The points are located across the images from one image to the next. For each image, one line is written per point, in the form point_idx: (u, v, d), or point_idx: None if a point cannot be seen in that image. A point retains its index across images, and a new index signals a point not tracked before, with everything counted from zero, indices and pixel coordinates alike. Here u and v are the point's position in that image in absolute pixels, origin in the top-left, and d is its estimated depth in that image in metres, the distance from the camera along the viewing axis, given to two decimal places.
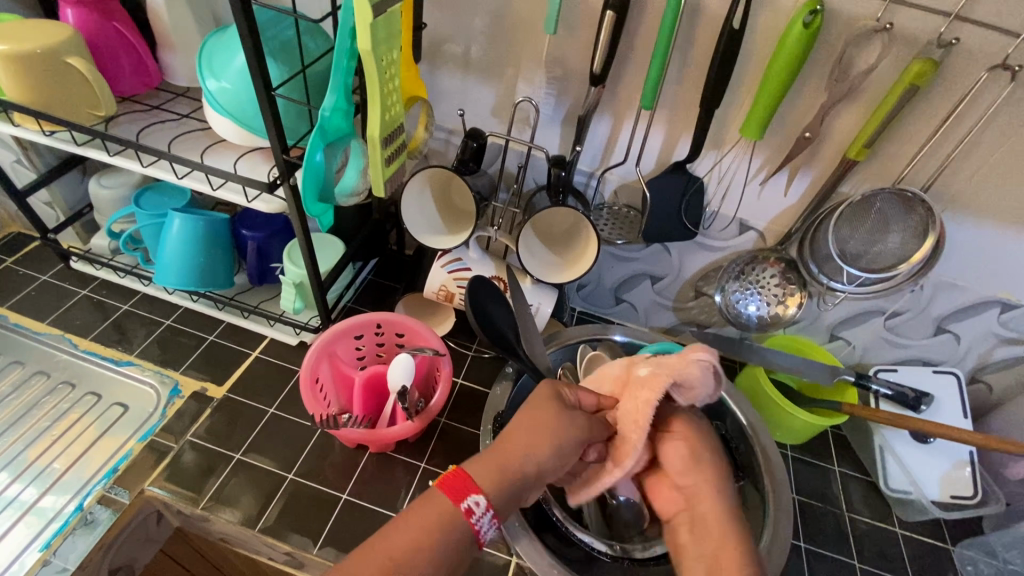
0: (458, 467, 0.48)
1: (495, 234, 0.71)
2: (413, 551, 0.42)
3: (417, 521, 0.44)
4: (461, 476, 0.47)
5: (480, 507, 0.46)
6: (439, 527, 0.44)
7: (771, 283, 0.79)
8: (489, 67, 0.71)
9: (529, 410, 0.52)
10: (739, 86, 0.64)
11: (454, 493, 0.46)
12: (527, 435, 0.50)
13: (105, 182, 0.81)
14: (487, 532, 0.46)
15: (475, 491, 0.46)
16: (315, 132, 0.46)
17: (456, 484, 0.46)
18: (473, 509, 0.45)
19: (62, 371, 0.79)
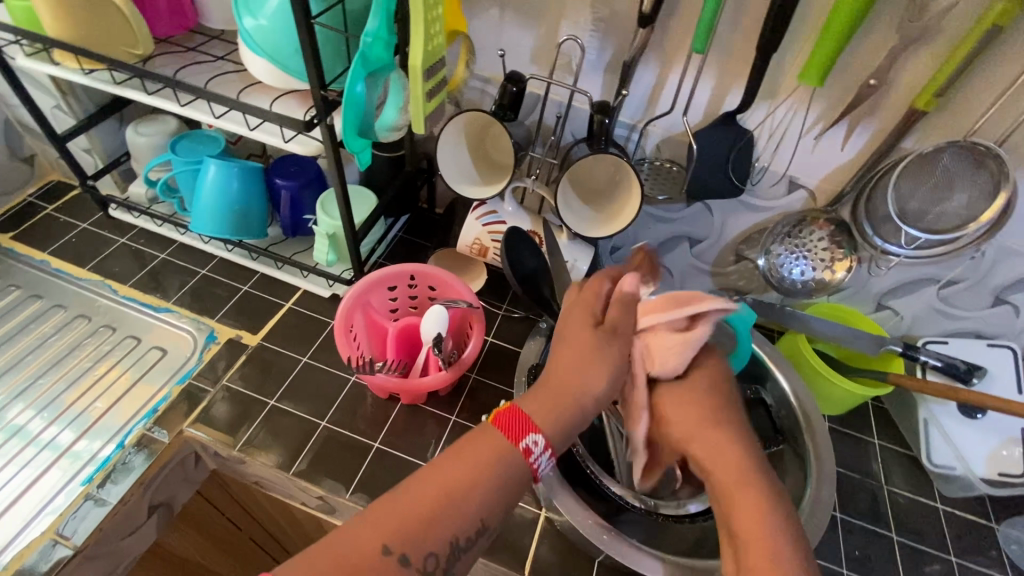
0: (513, 404, 0.46)
1: (532, 185, 0.69)
2: (463, 490, 0.42)
3: (468, 457, 0.43)
4: (514, 412, 0.46)
5: (539, 447, 0.45)
6: (490, 466, 0.43)
7: (820, 246, 0.75)
8: (532, 8, 0.67)
9: (567, 338, 0.50)
10: (801, 27, 0.60)
11: (509, 430, 0.45)
12: (576, 361, 0.48)
13: (143, 130, 0.81)
14: (544, 470, 0.46)
15: (531, 430, 0.45)
16: (357, 59, 0.44)
17: (509, 419, 0.45)
18: (531, 449, 0.44)
19: (102, 316, 0.80)
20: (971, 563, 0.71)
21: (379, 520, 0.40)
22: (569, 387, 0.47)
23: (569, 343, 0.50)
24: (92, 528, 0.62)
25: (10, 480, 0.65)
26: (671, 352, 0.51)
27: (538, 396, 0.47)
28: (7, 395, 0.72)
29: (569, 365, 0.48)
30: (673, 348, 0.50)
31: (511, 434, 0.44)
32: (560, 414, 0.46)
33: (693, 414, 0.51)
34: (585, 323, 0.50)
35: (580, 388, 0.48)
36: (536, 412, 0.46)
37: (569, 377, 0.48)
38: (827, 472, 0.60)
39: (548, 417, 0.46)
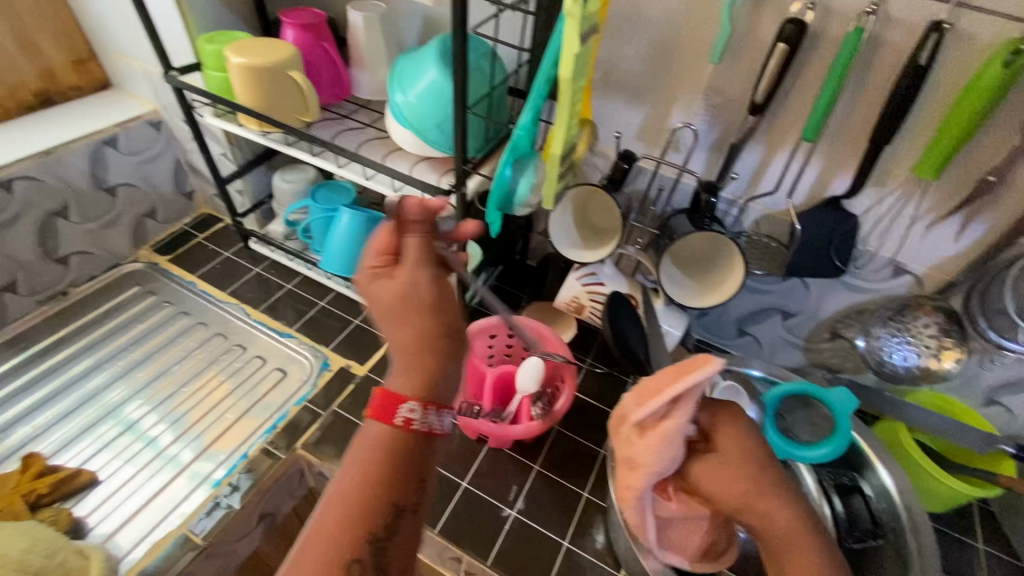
0: (377, 388, 0.41)
1: (634, 253, 0.74)
2: (370, 490, 0.38)
3: (358, 464, 0.39)
4: (383, 394, 0.41)
5: (416, 412, 0.40)
6: (384, 459, 0.40)
7: (926, 333, 0.73)
8: (646, 91, 0.73)
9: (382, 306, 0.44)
10: (917, 124, 0.61)
11: (383, 418, 0.40)
12: (398, 321, 0.43)
13: (288, 177, 0.93)
14: (442, 424, 0.42)
15: (402, 399, 0.40)
16: (507, 149, 0.50)
17: (381, 404, 0.41)
18: (411, 420, 0.40)
19: (236, 335, 0.90)
20: None
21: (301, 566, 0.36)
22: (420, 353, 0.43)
23: (385, 323, 0.43)
24: (216, 527, 0.69)
25: (149, 481, 0.74)
26: (657, 446, 0.48)
27: (400, 370, 0.43)
28: (150, 402, 0.81)
29: (407, 336, 0.43)
30: (659, 440, 0.48)
31: (386, 420, 0.40)
32: (421, 378, 0.42)
33: (704, 469, 0.48)
34: (391, 298, 0.44)
35: (428, 334, 0.43)
36: (403, 382, 0.42)
37: (411, 339, 0.43)
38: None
39: (414, 377, 0.42)
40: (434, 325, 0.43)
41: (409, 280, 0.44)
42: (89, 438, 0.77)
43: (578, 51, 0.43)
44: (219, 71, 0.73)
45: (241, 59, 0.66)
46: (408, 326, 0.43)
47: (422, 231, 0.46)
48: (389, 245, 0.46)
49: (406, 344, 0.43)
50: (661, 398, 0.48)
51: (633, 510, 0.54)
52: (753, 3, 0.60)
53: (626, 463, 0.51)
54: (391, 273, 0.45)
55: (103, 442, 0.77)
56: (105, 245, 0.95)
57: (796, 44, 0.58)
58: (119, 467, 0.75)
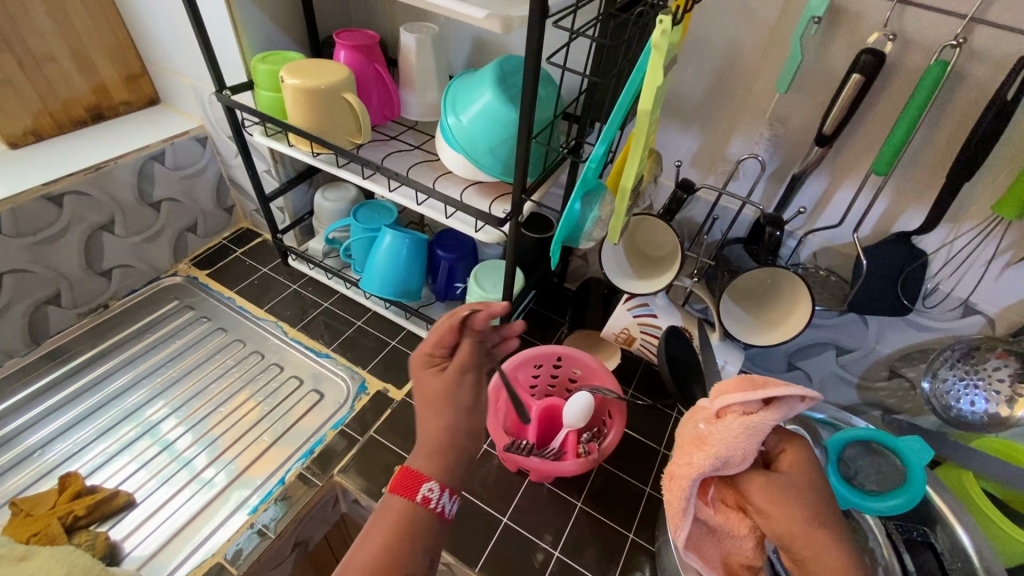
0: (404, 465, 0.46)
1: (692, 284, 0.71)
2: (387, 559, 0.43)
3: (379, 529, 0.44)
4: (404, 472, 0.46)
5: (435, 492, 0.45)
6: (400, 529, 0.44)
7: (996, 377, 0.70)
8: (703, 117, 0.71)
9: (424, 397, 0.49)
10: (999, 161, 0.58)
11: (403, 493, 0.45)
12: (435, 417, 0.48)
13: (329, 195, 0.93)
14: (450, 507, 0.47)
15: (421, 480, 0.45)
16: (579, 181, 0.48)
17: (401, 481, 0.46)
18: (430, 497, 0.45)
19: (273, 354, 0.89)
20: None
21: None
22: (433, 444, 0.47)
23: (426, 411, 0.48)
24: (254, 555, 0.67)
25: (184, 504, 0.72)
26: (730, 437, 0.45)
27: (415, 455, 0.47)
28: (187, 421, 0.81)
29: (434, 423, 0.48)
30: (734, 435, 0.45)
31: (405, 495, 0.45)
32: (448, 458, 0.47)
33: (760, 485, 0.45)
34: (430, 389, 0.49)
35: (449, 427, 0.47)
36: (419, 463, 0.46)
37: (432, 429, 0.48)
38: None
39: (431, 461, 0.46)
40: (455, 420, 0.48)
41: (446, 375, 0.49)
42: (125, 459, 0.76)
43: (662, 82, 0.42)
44: (271, 91, 0.73)
45: (296, 81, 0.66)
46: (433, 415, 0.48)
47: (476, 338, 0.52)
48: (444, 342, 0.51)
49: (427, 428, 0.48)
50: (748, 394, 0.45)
51: (673, 492, 0.49)
52: (825, 32, 0.58)
53: (697, 438, 0.48)
54: (436, 367, 0.50)
55: (139, 461, 0.76)
56: (147, 258, 0.96)
57: (872, 75, 0.56)
58: (155, 488, 0.73)
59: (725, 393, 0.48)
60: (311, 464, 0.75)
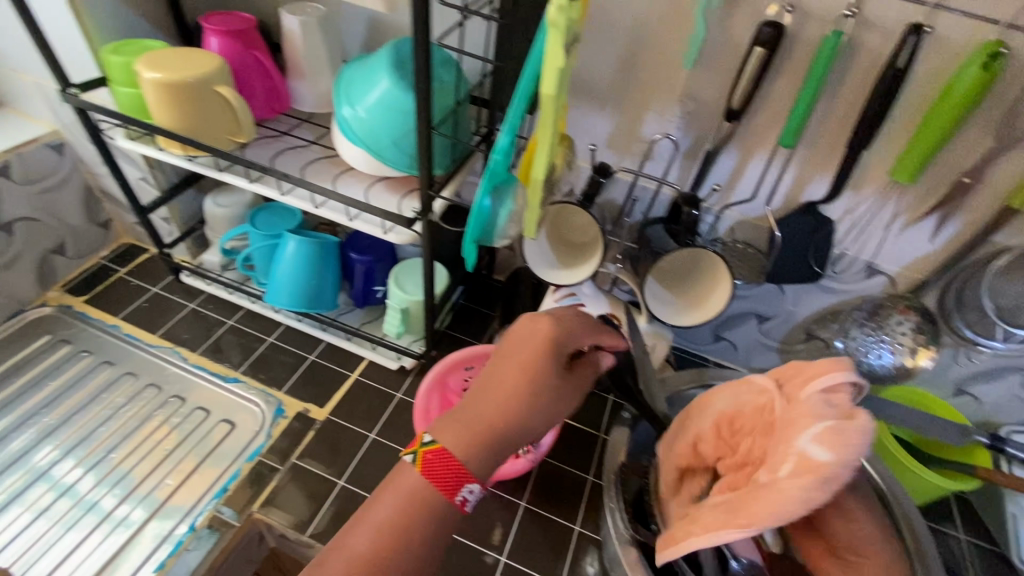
0: (441, 446, 0.48)
1: (616, 270, 0.69)
2: (393, 529, 0.46)
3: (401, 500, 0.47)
4: (441, 454, 0.47)
5: (472, 495, 0.47)
6: (408, 511, 0.46)
7: (900, 332, 0.73)
8: (614, 97, 0.68)
9: (510, 360, 0.51)
10: (894, 127, 0.60)
11: (432, 479, 0.47)
12: (500, 389, 0.50)
13: (221, 201, 0.83)
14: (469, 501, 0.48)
15: (465, 480, 0.47)
16: (484, 176, 0.45)
17: (432, 466, 0.47)
18: (465, 495, 0.47)
19: (172, 385, 0.79)
20: None
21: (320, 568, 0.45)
22: (491, 418, 0.49)
23: (505, 375, 0.51)
24: None
25: (95, 551, 0.65)
26: (827, 430, 0.44)
27: (455, 428, 0.48)
28: (79, 467, 0.71)
29: (507, 394, 0.50)
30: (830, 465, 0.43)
31: (441, 486, 0.46)
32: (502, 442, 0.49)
33: None
34: (524, 361, 0.51)
35: (507, 419, 0.49)
36: (459, 445, 0.47)
37: (502, 399, 0.50)
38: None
39: (473, 452, 0.47)
40: (532, 421, 0.50)
41: (556, 374, 0.51)
42: (17, 512, 0.67)
43: (563, 62, 0.38)
44: (130, 87, 0.63)
45: (157, 75, 0.57)
46: (510, 394, 0.50)
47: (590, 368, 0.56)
48: (580, 342, 0.54)
49: (498, 392, 0.50)
50: (836, 377, 0.47)
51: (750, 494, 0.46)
52: (727, 5, 0.57)
53: (830, 434, 0.43)
54: (556, 357, 0.52)
55: (30, 514, 0.66)
56: (4, 290, 0.82)
57: (774, 48, 0.56)
58: (50, 546, 0.65)
59: (810, 377, 0.48)
60: (227, 501, 0.68)
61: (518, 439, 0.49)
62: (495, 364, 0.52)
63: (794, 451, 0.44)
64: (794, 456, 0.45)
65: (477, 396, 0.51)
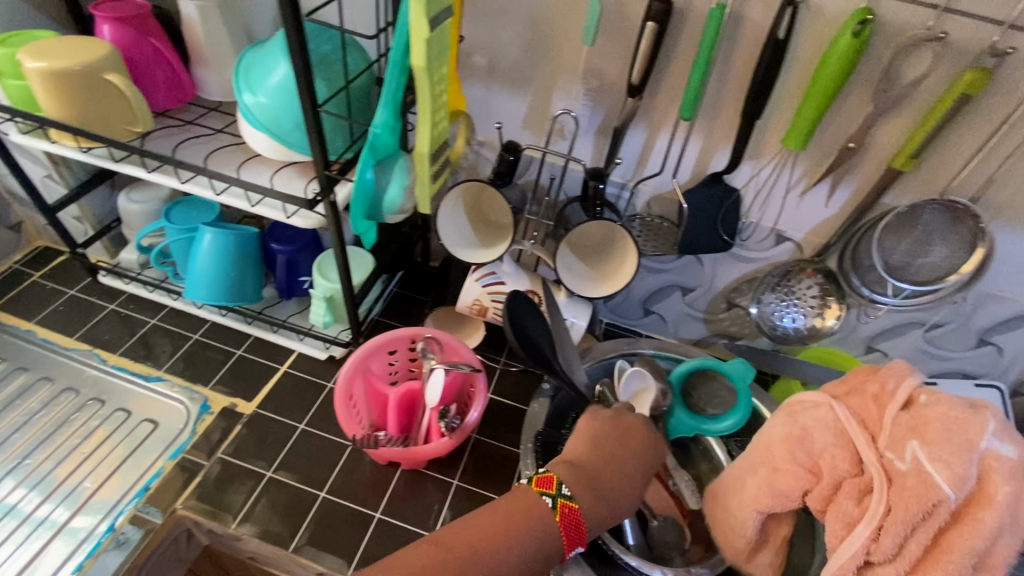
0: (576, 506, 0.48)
1: (530, 248, 0.70)
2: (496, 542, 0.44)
3: (509, 527, 0.45)
4: (575, 514, 0.48)
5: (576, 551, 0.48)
6: (519, 538, 0.45)
7: (809, 295, 0.77)
8: (524, 78, 0.70)
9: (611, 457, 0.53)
10: (783, 97, 0.63)
11: (563, 532, 0.47)
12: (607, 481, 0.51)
13: (135, 197, 0.81)
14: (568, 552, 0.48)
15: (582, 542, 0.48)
16: (365, 150, 0.46)
17: (567, 520, 0.47)
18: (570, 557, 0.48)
19: (90, 388, 0.78)
20: None
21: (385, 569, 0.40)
22: (608, 493, 0.51)
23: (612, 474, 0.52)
24: None
25: (13, 553, 0.64)
26: (973, 429, 0.43)
27: (581, 481, 0.50)
28: None
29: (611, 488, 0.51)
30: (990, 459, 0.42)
31: (565, 537, 0.47)
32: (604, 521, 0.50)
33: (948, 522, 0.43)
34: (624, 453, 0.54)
35: (616, 504, 0.51)
36: (586, 501, 0.49)
37: (608, 484, 0.51)
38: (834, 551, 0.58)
39: (596, 518, 0.49)
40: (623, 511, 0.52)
41: (649, 471, 0.55)
42: None
43: (429, 33, 0.39)
44: (17, 79, 0.60)
45: (40, 64, 0.56)
46: (620, 480, 0.52)
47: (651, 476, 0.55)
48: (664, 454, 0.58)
49: (615, 476, 0.52)
50: (907, 380, 0.48)
51: (898, 509, 0.43)
52: None
53: (958, 423, 0.43)
54: (653, 454, 0.56)
55: None
56: None
57: (664, 22, 0.57)
58: None
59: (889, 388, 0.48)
60: (149, 500, 0.67)
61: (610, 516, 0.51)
62: (608, 441, 0.55)
63: (952, 443, 0.42)
64: (957, 470, 0.41)
65: (596, 466, 0.52)
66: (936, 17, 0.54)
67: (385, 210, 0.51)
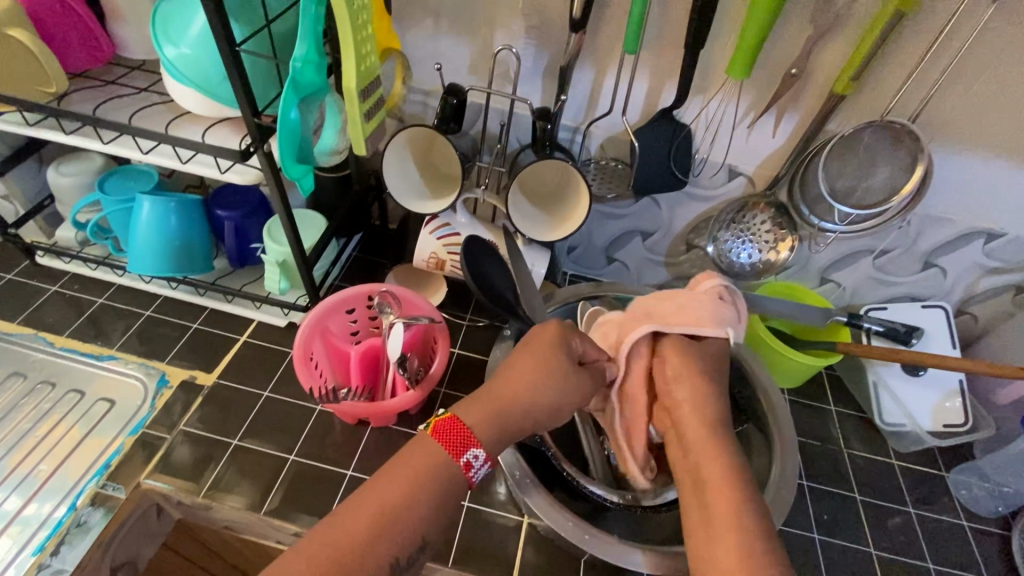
0: (454, 415, 0.49)
1: (482, 195, 0.69)
2: (409, 495, 0.44)
3: (408, 468, 0.45)
4: (454, 421, 0.48)
5: (478, 460, 0.47)
6: (426, 475, 0.45)
7: (763, 229, 0.78)
8: (465, 21, 0.67)
9: (524, 357, 0.52)
10: (724, 25, 0.62)
11: (444, 443, 0.47)
12: (514, 386, 0.51)
13: (65, 169, 0.77)
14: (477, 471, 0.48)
15: (471, 444, 0.47)
16: (288, 86, 0.46)
17: (449, 431, 0.48)
18: (472, 463, 0.47)
19: (39, 371, 0.75)
20: (928, 512, 0.76)
21: (310, 550, 0.40)
22: (505, 403, 0.50)
23: (520, 371, 0.52)
24: (80, 557, 0.61)
25: None
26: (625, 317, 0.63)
27: (474, 409, 0.50)
28: None
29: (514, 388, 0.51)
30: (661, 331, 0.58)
31: (451, 448, 0.47)
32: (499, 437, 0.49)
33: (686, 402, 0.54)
34: (538, 357, 0.52)
35: (514, 403, 0.50)
36: (474, 419, 0.49)
37: (518, 393, 0.51)
38: (789, 463, 0.64)
39: (485, 429, 0.49)
40: (528, 412, 0.51)
41: (568, 363, 0.52)
42: None
43: None
44: None
45: None
46: (529, 383, 0.51)
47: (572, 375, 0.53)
48: (586, 346, 0.55)
49: (515, 386, 0.51)
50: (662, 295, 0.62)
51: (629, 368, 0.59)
52: None
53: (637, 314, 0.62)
54: (567, 351, 0.53)
55: None
56: None
57: None
58: None
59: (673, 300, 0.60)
60: (111, 478, 0.66)
61: (522, 425, 0.51)
62: (524, 355, 0.52)
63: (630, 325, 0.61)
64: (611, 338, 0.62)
65: (493, 380, 0.52)
66: None
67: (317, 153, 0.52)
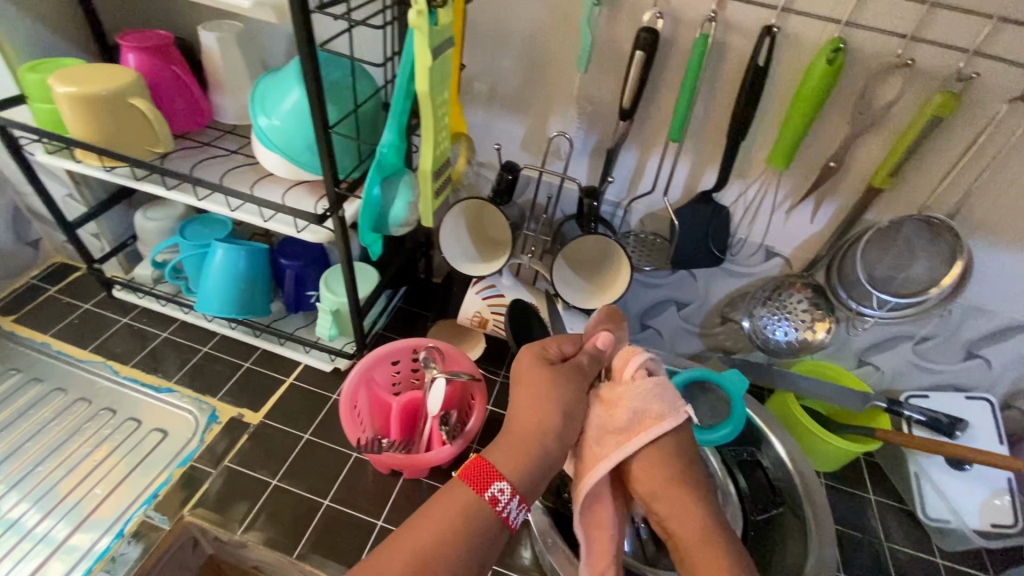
0: (478, 456, 0.49)
1: (529, 261, 0.74)
2: (437, 538, 0.44)
3: (439, 513, 0.46)
4: (480, 461, 0.48)
5: (504, 494, 0.47)
6: (459, 522, 0.45)
7: (799, 308, 0.79)
8: (521, 102, 0.74)
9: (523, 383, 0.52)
10: (766, 118, 0.67)
11: (473, 483, 0.47)
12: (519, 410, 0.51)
13: (151, 215, 0.85)
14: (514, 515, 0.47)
15: (495, 480, 0.47)
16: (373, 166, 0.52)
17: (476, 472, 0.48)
18: (497, 497, 0.47)
19: (103, 398, 0.80)
20: None
21: None
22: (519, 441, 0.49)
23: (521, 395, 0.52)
24: None
25: (17, 567, 0.65)
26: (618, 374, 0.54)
27: (501, 450, 0.49)
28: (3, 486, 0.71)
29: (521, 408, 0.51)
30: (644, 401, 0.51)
31: (475, 484, 0.47)
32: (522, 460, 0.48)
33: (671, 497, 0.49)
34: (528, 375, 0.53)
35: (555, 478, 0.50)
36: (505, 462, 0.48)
37: (527, 418, 0.50)
38: (826, 552, 0.62)
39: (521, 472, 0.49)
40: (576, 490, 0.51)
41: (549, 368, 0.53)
42: None
43: (431, 62, 0.46)
44: (45, 103, 0.67)
45: (71, 88, 0.61)
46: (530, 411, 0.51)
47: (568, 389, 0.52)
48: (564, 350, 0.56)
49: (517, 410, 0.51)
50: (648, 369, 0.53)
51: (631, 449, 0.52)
52: (609, 13, 0.63)
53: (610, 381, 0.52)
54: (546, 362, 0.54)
55: None
56: None
57: (652, 50, 0.61)
58: None
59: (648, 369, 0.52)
60: (156, 507, 0.69)
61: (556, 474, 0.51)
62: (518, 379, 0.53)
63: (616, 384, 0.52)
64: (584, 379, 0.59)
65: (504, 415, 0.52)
66: (906, 45, 0.58)
67: (390, 222, 0.58)
